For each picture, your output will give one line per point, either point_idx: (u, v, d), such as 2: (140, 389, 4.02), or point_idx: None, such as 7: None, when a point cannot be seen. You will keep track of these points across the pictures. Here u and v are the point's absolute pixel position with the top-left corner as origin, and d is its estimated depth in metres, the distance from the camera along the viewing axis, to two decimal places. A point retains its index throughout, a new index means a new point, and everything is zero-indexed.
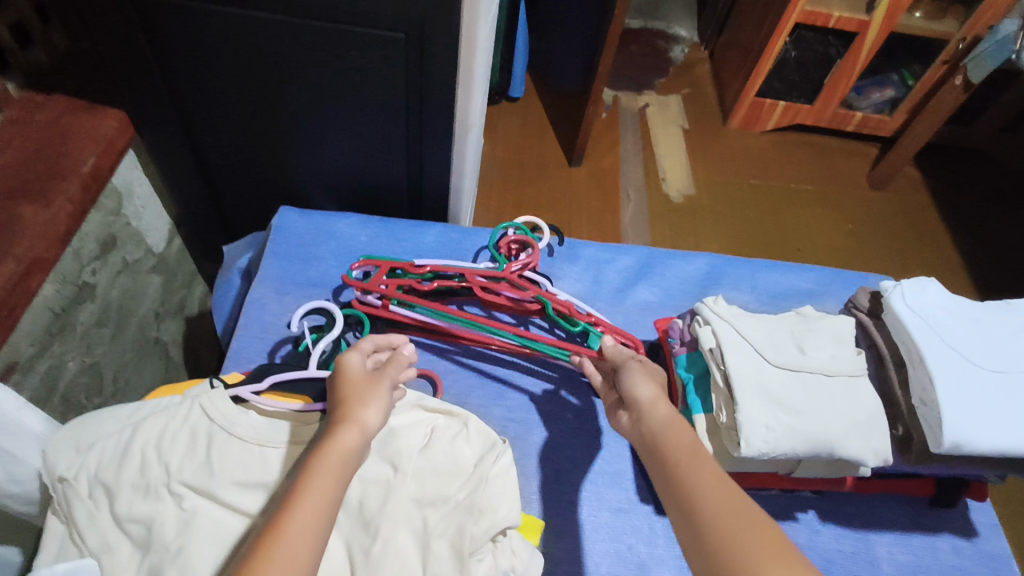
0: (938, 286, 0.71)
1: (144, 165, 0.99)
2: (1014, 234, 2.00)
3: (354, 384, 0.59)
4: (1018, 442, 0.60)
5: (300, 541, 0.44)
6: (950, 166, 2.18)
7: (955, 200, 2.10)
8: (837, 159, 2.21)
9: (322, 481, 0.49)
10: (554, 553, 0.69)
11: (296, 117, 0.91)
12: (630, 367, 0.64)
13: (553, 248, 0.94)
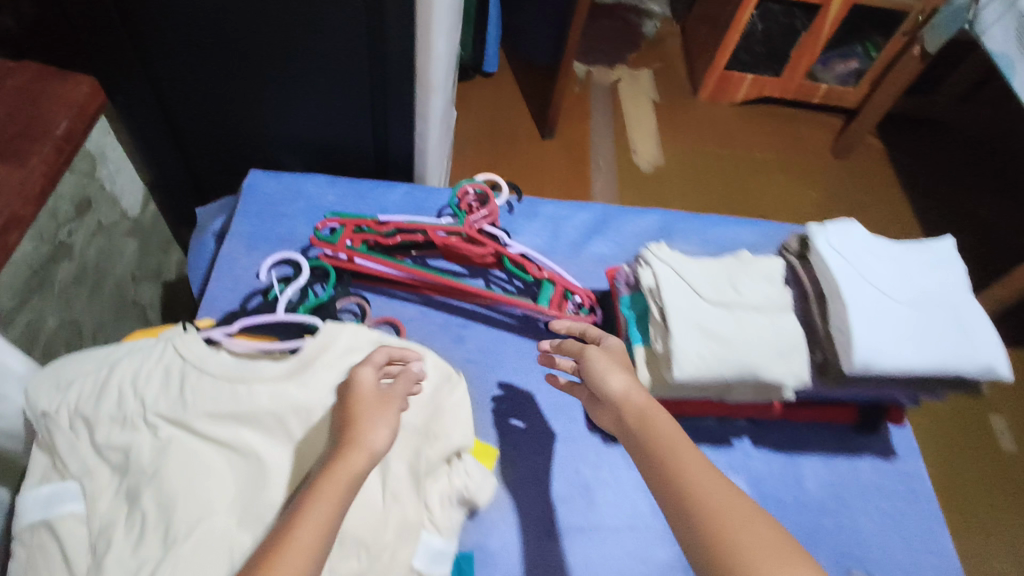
0: (859, 226, 0.76)
1: (118, 132, 1.02)
2: (971, 200, 2.05)
3: (364, 404, 0.57)
4: (921, 361, 0.65)
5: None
6: (912, 135, 2.24)
7: (915, 168, 2.15)
8: (802, 130, 2.27)
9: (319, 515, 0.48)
10: (506, 478, 0.74)
11: (264, 83, 0.94)
12: (591, 355, 0.62)
13: (512, 205, 0.98)
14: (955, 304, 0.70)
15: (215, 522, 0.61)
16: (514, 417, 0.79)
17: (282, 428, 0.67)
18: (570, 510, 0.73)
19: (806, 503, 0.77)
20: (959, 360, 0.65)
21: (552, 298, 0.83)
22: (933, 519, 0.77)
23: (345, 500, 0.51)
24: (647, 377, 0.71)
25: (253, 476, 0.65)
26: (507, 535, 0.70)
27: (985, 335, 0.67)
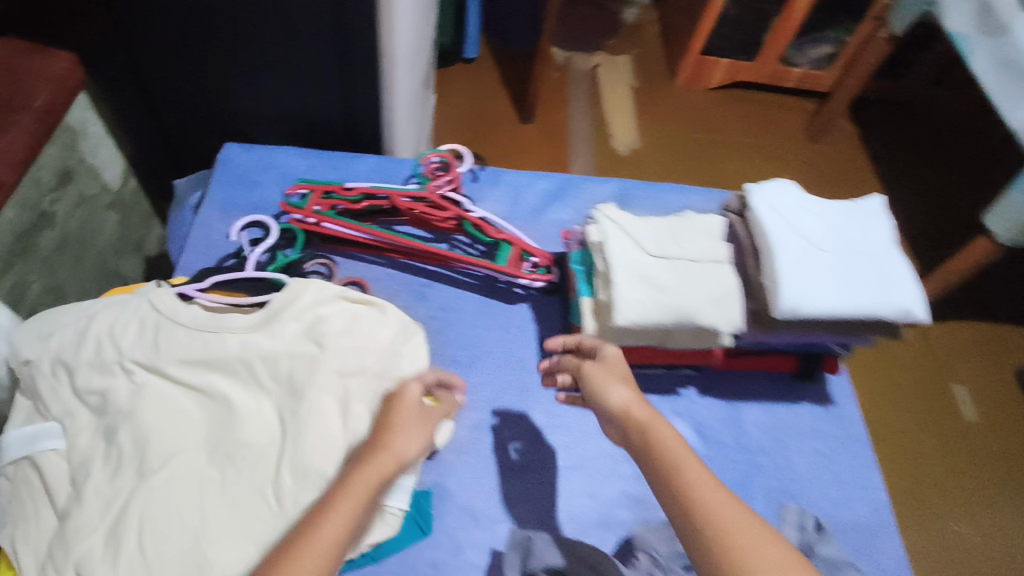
0: (794, 186, 0.81)
1: (100, 110, 1.07)
2: (942, 177, 2.07)
3: (405, 416, 0.64)
4: (845, 305, 0.70)
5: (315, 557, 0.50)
6: (885, 117, 2.27)
7: (887, 148, 2.18)
8: (776, 113, 2.33)
9: (347, 503, 0.54)
10: (463, 422, 0.79)
11: (237, 62, 0.98)
12: (589, 369, 0.68)
13: (476, 174, 1.03)
14: (879, 255, 0.75)
15: (186, 457, 0.66)
16: (515, 444, 0.79)
17: (248, 374, 0.71)
18: (524, 452, 0.78)
19: (746, 445, 0.82)
20: (879, 304, 0.70)
21: (511, 258, 0.88)
22: (865, 458, 0.83)
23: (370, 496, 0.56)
24: (593, 326, 0.76)
25: (222, 416, 0.70)
26: (462, 470, 0.76)
27: (905, 282, 0.73)
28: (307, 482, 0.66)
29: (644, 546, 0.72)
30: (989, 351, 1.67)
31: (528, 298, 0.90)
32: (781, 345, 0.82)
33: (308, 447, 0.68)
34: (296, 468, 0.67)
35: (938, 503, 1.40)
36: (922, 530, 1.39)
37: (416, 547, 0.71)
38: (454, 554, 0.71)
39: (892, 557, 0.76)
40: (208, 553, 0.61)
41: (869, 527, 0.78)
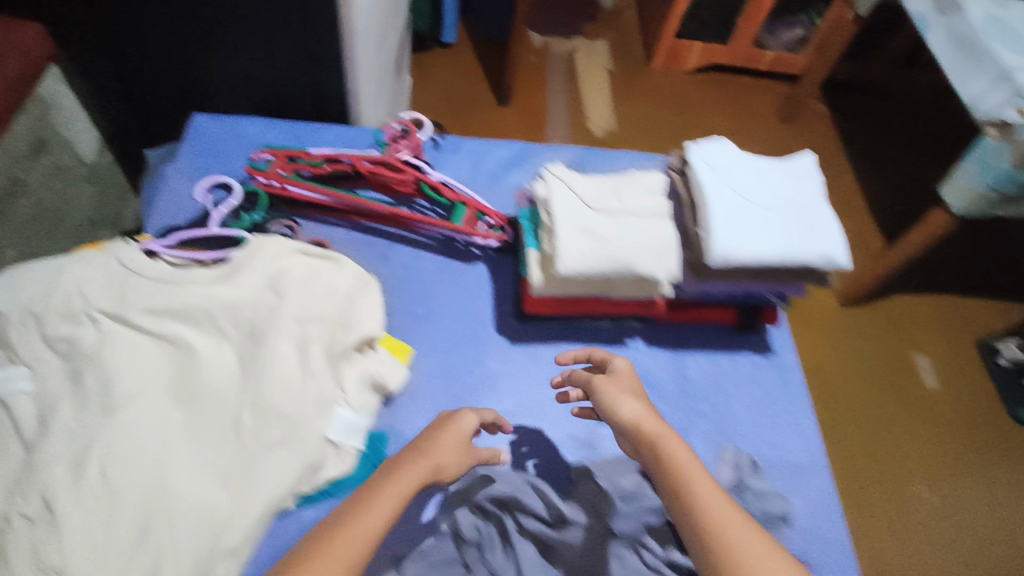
0: (731, 145, 0.85)
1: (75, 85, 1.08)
2: (909, 158, 2.12)
3: (452, 439, 0.68)
4: (773, 252, 0.74)
5: (354, 545, 0.53)
6: (857, 98, 2.30)
7: (857, 129, 2.22)
8: (750, 95, 2.37)
9: (389, 497, 0.58)
10: (417, 370, 0.84)
11: (207, 38, 0.99)
12: (601, 384, 0.72)
13: (438, 142, 1.07)
14: (807, 208, 0.79)
15: (151, 399, 0.70)
16: (531, 460, 0.79)
17: (211, 321, 0.75)
18: (476, 398, 0.83)
19: (689, 390, 0.87)
20: (803, 252, 0.75)
21: (466, 218, 0.92)
22: (800, 403, 0.88)
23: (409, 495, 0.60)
24: (539, 277, 0.80)
25: (185, 361, 0.74)
26: (415, 415, 0.80)
27: (829, 232, 0.77)
28: (266, 420, 0.71)
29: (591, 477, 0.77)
30: (950, 324, 1.73)
31: (485, 258, 0.94)
32: (717, 295, 0.87)
33: (266, 389, 0.72)
34: (256, 407, 0.72)
35: (897, 470, 1.49)
36: (878, 495, 1.46)
37: None
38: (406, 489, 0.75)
39: (819, 492, 0.81)
40: (171, 483, 0.66)
41: (799, 465, 0.83)
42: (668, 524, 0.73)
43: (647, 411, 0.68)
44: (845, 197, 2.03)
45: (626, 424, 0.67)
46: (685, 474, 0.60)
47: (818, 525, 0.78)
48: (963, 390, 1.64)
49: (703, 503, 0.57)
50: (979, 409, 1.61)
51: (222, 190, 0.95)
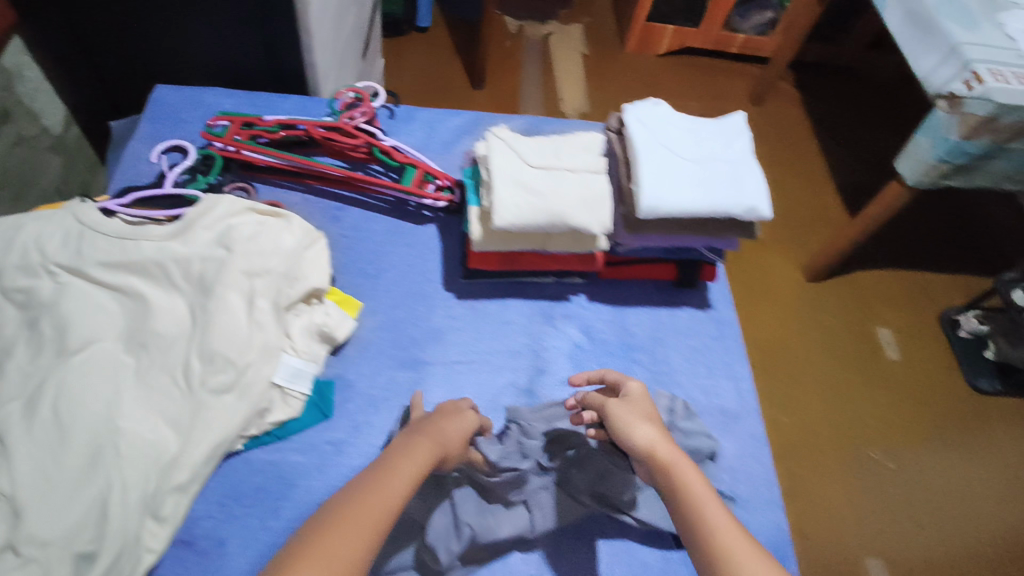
0: (666, 106, 0.89)
1: (37, 57, 1.05)
2: (874, 138, 2.16)
3: (455, 426, 0.71)
4: (698, 203, 0.78)
5: (379, 505, 0.56)
6: (825, 80, 2.34)
7: (825, 109, 2.25)
8: (721, 79, 2.40)
9: (409, 470, 0.61)
10: (366, 324, 0.88)
11: (164, 9, 1.00)
12: (613, 407, 0.70)
13: (393, 112, 1.10)
14: (734, 162, 0.83)
15: (104, 345, 0.73)
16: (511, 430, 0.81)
17: (163, 274, 0.78)
18: (422, 349, 0.87)
19: (628, 342, 0.91)
20: (727, 202, 0.79)
21: (415, 179, 0.96)
22: (736, 354, 0.92)
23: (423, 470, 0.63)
24: (479, 231, 0.83)
25: (138, 311, 0.77)
26: (362, 362, 0.85)
27: (754, 184, 0.81)
28: (214, 365, 0.75)
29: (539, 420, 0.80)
30: (910, 296, 1.76)
31: (435, 221, 0.99)
32: (654, 251, 0.91)
33: (215, 337, 0.75)
34: (204, 352, 0.75)
35: (856, 436, 1.52)
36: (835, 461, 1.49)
37: (319, 429, 0.79)
38: (352, 433, 0.79)
39: (749, 435, 0.85)
40: (121, 422, 0.69)
41: (732, 411, 0.86)
42: (617, 474, 0.77)
43: (662, 436, 0.66)
44: (813, 175, 2.06)
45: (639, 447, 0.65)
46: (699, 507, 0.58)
47: (746, 466, 0.82)
48: (923, 359, 1.66)
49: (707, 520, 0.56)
50: (939, 377, 1.64)
51: (177, 153, 0.98)
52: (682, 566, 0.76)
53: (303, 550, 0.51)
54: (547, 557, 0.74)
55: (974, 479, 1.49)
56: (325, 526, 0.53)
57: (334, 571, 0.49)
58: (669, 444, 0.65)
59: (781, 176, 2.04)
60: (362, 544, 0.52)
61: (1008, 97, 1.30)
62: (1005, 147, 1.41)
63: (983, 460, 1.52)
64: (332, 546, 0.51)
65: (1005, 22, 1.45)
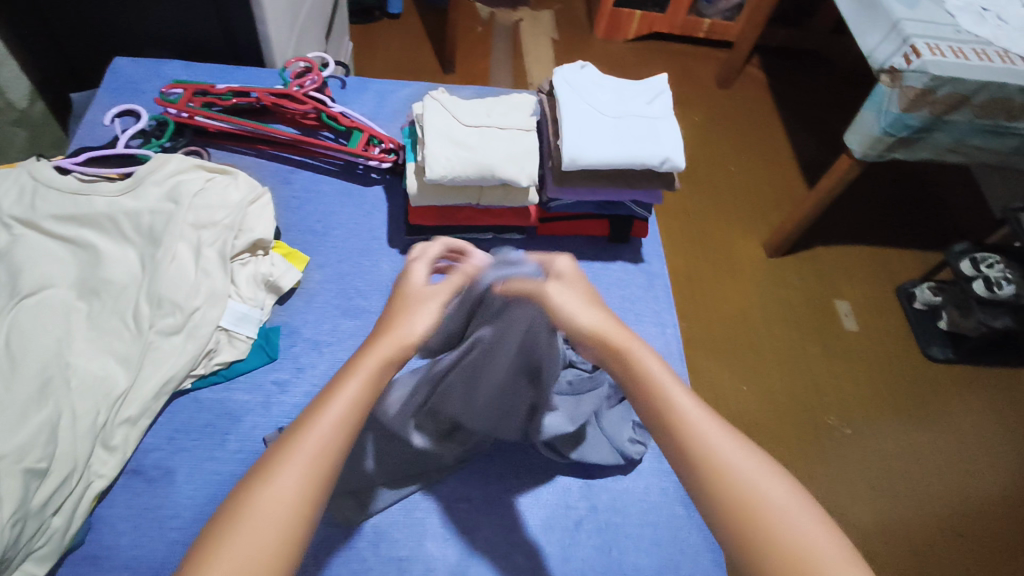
0: (593, 68, 0.94)
1: (8, 43, 1.07)
2: (837, 119, 2.14)
3: (406, 296, 0.65)
4: (616, 155, 0.84)
5: (327, 436, 0.53)
6: (790, 64, 2.31)
7: (790, 92, 2.21)
8: (690, 66, 2.29)
9: (351, 393, 0.56)
10: (313, 277, 0.94)
11: None
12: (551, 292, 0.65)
13: (345, 83, 1.16)
14: (653, 119, 0.89)
15: (56, 291, 0.78)
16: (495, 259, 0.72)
17: (114, 227, 0.83)
18: (366, 299, 0.93)
19: None
20: (643, 155, 0.85)
21: (362, 142, 1.01)
22: (664, 301, 0.98)
23: (377, 384, 0.58)
24: (415, 185, 0.89)
25: (90, 260, 0.81)
26: (308, 311, 0.91)
27: (670, 138, 0.87)
28: (162, 309, 0.79)
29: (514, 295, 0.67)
30: (869, 270, 1.74)
31: (382, 182, 1.05)
32: (585, 207, 0.97)
33: (164, 281, 0.80)
34: (152, 297, 0.79)
35: (810, 403, 1.48)
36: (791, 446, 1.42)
37: (264, 369, 0.85)
38: (297, 373, 0.85)
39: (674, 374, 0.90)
40: (72, 359, 0.74)
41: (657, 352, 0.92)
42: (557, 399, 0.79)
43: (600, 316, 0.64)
44: (783, 155, 2.01)
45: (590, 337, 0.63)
46: (659, 382, 0.59)
47: None
48: (881, 331, 1.63)
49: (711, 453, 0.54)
50: (894, 348, 1.60)
51: (130, 116, 1.03)
52: (603, 490, 0.82)
53: (241, 513, 0.49)
54: (478, 480, 0.81)
55: (922, 448, 1.44)
56: (258, 488, 0.50)
57: (274, 530, 0.48)
58: (620, 326, 0.64)
59: (744, 155, 1.99)
60: (300, 491, 0.50)
61: (943, 70, 1.21)
62: (943, 119, 1.30)
63: (939, 427, 1.47)
64: (264, 508, 0.49)
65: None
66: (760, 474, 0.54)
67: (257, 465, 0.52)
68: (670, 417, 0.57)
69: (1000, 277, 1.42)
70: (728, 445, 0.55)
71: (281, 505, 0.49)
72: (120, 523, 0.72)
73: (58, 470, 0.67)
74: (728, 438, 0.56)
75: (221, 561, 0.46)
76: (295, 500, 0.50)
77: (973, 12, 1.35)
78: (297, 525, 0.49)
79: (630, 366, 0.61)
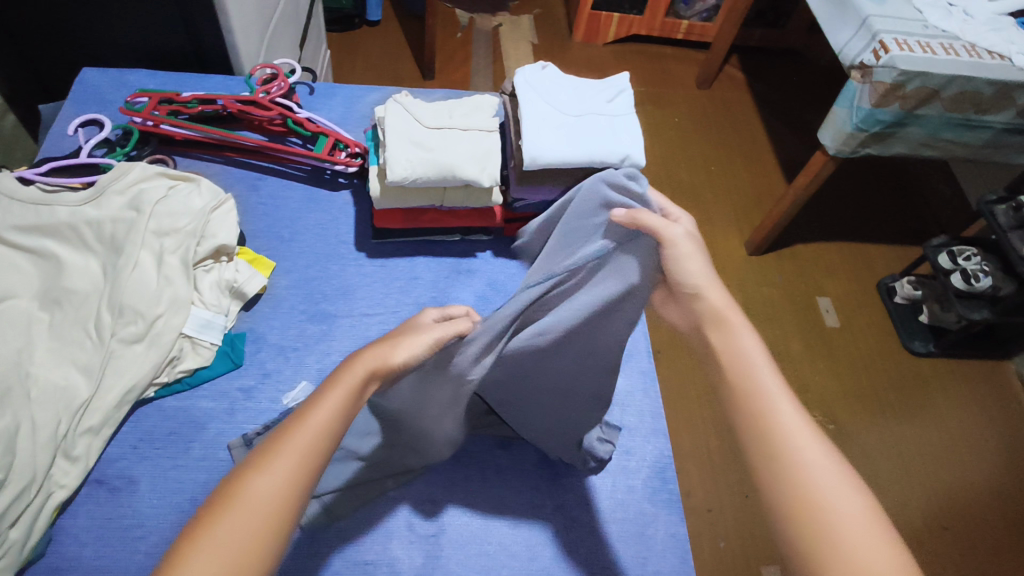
0: (554, 68, 0.95)
1: None
2: (816, 118, 2.14)
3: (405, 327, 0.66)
4: (575, 154, 0.84)
5: (311, 436, 0.54)
6: (768, 65, 2.31)
7: (768, 93, 2.21)
8: (670, 65, 2.28)
9: (334, 399, 0.56)
10: (279, 282, 0.94)
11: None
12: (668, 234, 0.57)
13: (313, 89, 1.16)
14: (612, 118, 0.89)
15: (16, 302, 0.77)
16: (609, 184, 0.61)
17: (76, 236, 0.83)
18: (332, 304, 0.93)
19: None
20: (602, 153, 0.85)
21: (327, 147, 1.02)
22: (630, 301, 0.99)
23: (357, 395, 0.58)
24: (378, 188, 0.90)
25: (51, 270, 0.81)
26: (275, 316, 0.91)
27: (629, 136, 0.88)
28: (123, 318, 0.79)
29: (630, 232, 0.59)
30: (848, 267, 1.74)
31: (350, 187, 1.06)
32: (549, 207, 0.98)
33: (127, 290, 0.80)
34: (114, 305, 0.79)
35: None
36: None
37: (229, 376, 0.85)
38: (262, 379, 0.85)
39: (641, 372, 0.94)
40: (32, 369, 0.73)
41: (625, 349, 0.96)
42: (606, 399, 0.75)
43: (707, 267, 0.59)
44: (762, 154, 2.01)
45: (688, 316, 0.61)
46: (752, 372, 0.57)
47: (634, 399, 0.92)
48: (863, 329, 1.63)
49: (800, 467, 0.52)
50: (875, 344, 1.60)
51: (94, 126, 1.04)
52: (570, 489, 0.82)
53: (228, 503, 0.49)
54: (444, 481, 0.81)
55: (908, 443, 1.43)
56: (248, 475, 0.51)
57: (254, 525, 0.48)
58: (728, 306, 0.60)
59: (724, 156, 1.99)
60: (282, 487, 0.50)
61: (912, 64, 1.20)
62: (915, 114, 1.29)
63: (922, 422, 1.47)
64: (248, 502, 0.49)
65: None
66: (841, 486, 0.51)
67: (242, 462, 0.53)
68: (751, 410, 0.55)
69: (977, 269, 1.39)
70: (816, 452, 0.52)
71: (265, 500, 0.50)
72: (83, 533, 0.72)
73: (16, 481, 0.66)
74: (820, 447, 0.53)
75: (208, 548, 0.46)
76: (280, 495, 0.50)
77: (942, 7, 1.34)
78: (277, 525, 0.49)
79: (727, 349, 0.58)
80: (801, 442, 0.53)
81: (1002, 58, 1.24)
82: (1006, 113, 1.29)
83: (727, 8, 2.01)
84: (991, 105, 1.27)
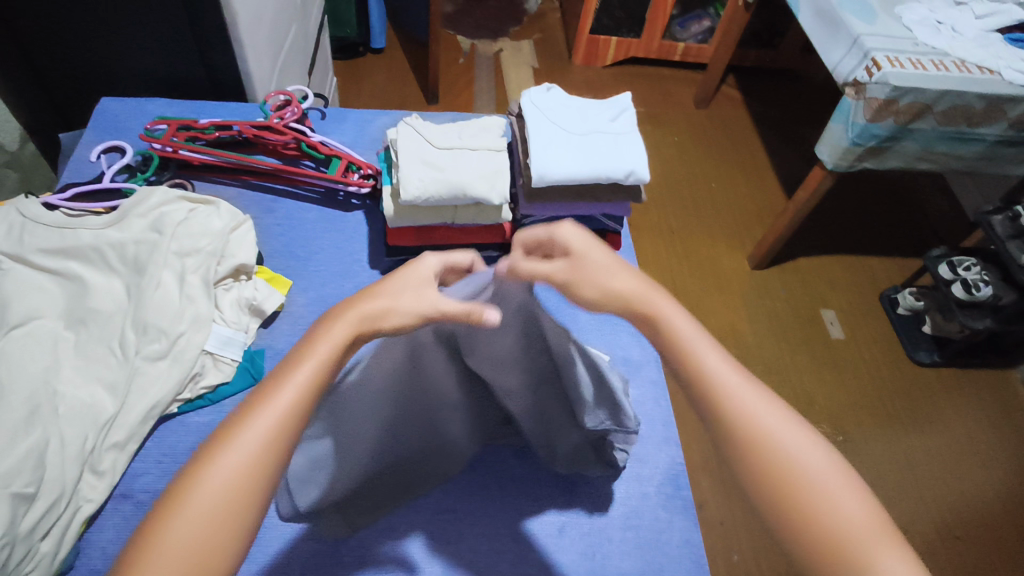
0: (558, 90, 0.98)
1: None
2: (814, 135, 2.18)
3: (395, 278, 0.64)
4: (582, 171, 0.88)
5: (274, 422, 0.52)
6: (764, 85, 2.36)
7: (765, 111, 2.26)
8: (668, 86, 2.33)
9: (302, 382, 0.55)
10: (296, 300, 0.97)
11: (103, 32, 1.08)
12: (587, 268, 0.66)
13: (326, 114, 1.20)
14: (617, 135, 0.93)
15: (41, 323, 0.79)
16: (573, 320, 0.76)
17: (101, 259, 0.86)
18: None
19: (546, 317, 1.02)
20: (609, 169, 0.88)
21: (340, 169, 1.05)
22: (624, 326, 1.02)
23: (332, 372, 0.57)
24: (392, 208, 0.93)
25: (77, 291, 0.83)
26: (293, 333, 0.94)
27: (633, 152, 0.91)
28: (147, 335, 0.81)
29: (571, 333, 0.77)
30: (850, 279, 1.77)
31: (363, 208, 1.09)
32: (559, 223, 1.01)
33: (150, 308, 0.83)
34: (138, 323, 0.82)
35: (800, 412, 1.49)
36: None
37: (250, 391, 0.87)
38: None
39: (651, 381, 0.96)
40: (59, 386, 0.75)
41: (635, 360, 0.98)
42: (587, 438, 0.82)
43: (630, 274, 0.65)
44: (761, 170, 2.05)
45: (624, 301, 0.63)
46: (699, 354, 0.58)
47: (644, 407, 0.93)
48: (866, 339, 1.64)
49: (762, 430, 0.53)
50: (879, 354, 1.62)
51: (116, 153, 1.08)
52: (586, 497, 0.84)
53: (182, 502, 0.49)
54: (462, 489, 0.83)
55: (917, 453, 1.44)
56: (199, 467, 0.50)
57: (207, 522, 0.48)
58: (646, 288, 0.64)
59: (723, 173, 2.02)
60: (235, 481, 0.50)
61: (904, 80, 1.23)
62: (908, 128, 1.32)
63: (928, 431, 1.48)
64: (205, 496, 0.49)
65: (902, 15, 1.40)
66: (805, 445, 0.52)
67: (203, 446, 0.52)
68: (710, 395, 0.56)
69: (977, 279, 1.41)
70: (773, 419, 0.54)
71: (221, 492, 0.49)
72: (111, 546, 0.73)
73: (46, 494, 0.68)
74: (778, 413, 0.54)
75: (166, 542, 0.47)
76: (237, 488, 0.50)
77: (931, 24, 1.38)
78: (236, 513, 0.49)
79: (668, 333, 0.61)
80: (768, 423, 0.53)
81: (991, 72, 1.27)
82: (998, 125, 1.32)
83: (723, 29, 2.05)
84: (983, 118, 1.31)
